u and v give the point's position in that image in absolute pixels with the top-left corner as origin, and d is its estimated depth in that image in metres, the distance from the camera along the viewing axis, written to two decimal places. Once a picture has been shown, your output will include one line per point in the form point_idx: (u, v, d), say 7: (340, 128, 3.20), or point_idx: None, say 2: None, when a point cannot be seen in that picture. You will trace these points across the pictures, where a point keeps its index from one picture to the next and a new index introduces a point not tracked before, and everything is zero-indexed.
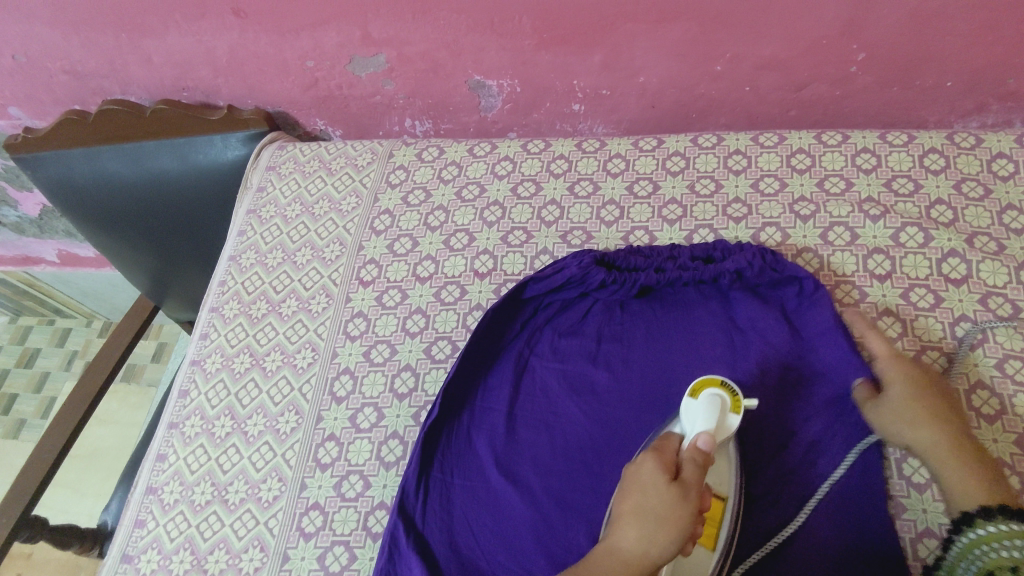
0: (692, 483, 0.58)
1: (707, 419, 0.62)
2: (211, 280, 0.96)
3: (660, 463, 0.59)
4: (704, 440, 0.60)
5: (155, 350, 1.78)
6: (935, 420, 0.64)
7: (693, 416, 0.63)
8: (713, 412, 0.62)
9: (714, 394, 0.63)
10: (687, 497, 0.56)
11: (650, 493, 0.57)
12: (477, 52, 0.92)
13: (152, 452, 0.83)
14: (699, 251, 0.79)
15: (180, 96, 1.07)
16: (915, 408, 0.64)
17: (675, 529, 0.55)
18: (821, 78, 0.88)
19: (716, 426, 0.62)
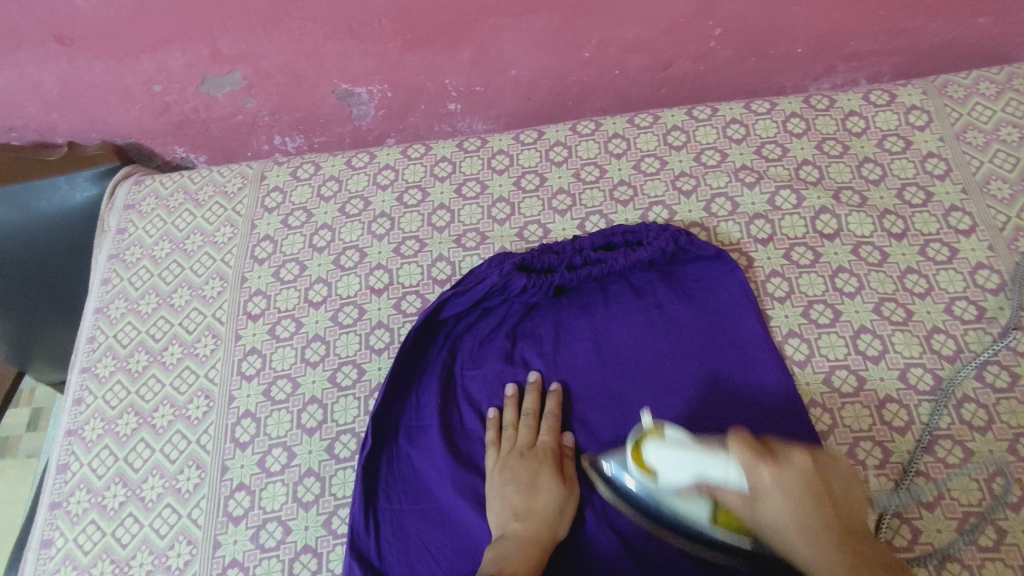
0: (820, 497, 0.53)
1: (679, 450, 0.57)
2: (77, 337, 0.86)
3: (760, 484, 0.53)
4: (770, 470, 0.53)
5: (29, 418, 1.62)
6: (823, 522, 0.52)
7: (664, 467, 0.58)
8: (682, 443, 0.58)
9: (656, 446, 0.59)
10: (805, 503, 0.53)
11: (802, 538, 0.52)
12: (340, 60, 0.88)
13: (34, 539, 0.74)
14: (599, 240, 0.80)
15: (9, 137, 0.96)
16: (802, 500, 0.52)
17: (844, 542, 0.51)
18: (684, 56, 0.91)
19: (696, 445, 0.57)
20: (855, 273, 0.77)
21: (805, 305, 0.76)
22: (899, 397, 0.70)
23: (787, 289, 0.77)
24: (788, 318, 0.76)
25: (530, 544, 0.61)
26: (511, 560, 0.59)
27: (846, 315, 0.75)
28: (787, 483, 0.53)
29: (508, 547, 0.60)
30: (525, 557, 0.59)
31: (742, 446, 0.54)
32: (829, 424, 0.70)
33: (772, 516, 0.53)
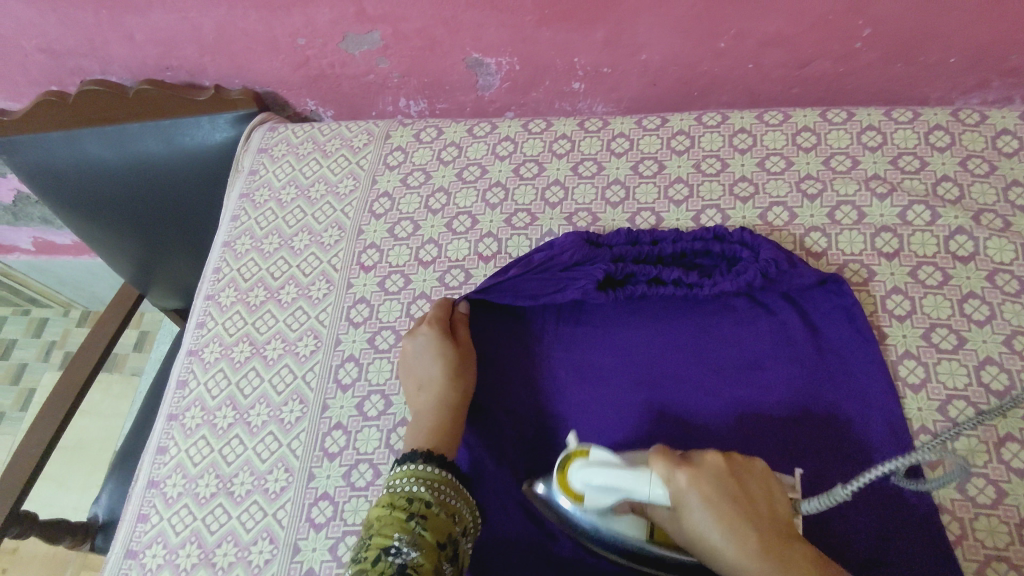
0: (733, 494, 0.54)
1: (612, 476, 0.57)
2: (205, 267, 0.92)
3: (681, 490, 0.54)
4: (688, 476, 0.54)
5: (137, 339, 1.76)
6: (740, 517, 0.53)
7: (601, 496, 0.58)
8: (613, 466, 0.58)
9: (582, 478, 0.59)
10: (734, 525, 0.52)
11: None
12: (475, 29, 0.89)
13: (151, 445, 0.80)
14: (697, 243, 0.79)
15: (163, 76, 1.03)
16: (719, 505, 0.53)
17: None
18: (826, 55, 0.87)
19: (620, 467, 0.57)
20: (987, 300, 0.73)
21: (927, 328, 0.72)
22: (1021, 437, 0.66)
23: (908, 308, 0.74)
24: (906, 338, 0.72)
25: (439, 408, 0.70)
26: (434, 428, 0.68)
27: (971, 343, 0.71)
28: (706, 491, 0.53)
29: (429, 416, 0.69)
30: (433, 425, 0.68)
31: (663, 456, 0.56)
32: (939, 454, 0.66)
33: (699, 521, 0.53)
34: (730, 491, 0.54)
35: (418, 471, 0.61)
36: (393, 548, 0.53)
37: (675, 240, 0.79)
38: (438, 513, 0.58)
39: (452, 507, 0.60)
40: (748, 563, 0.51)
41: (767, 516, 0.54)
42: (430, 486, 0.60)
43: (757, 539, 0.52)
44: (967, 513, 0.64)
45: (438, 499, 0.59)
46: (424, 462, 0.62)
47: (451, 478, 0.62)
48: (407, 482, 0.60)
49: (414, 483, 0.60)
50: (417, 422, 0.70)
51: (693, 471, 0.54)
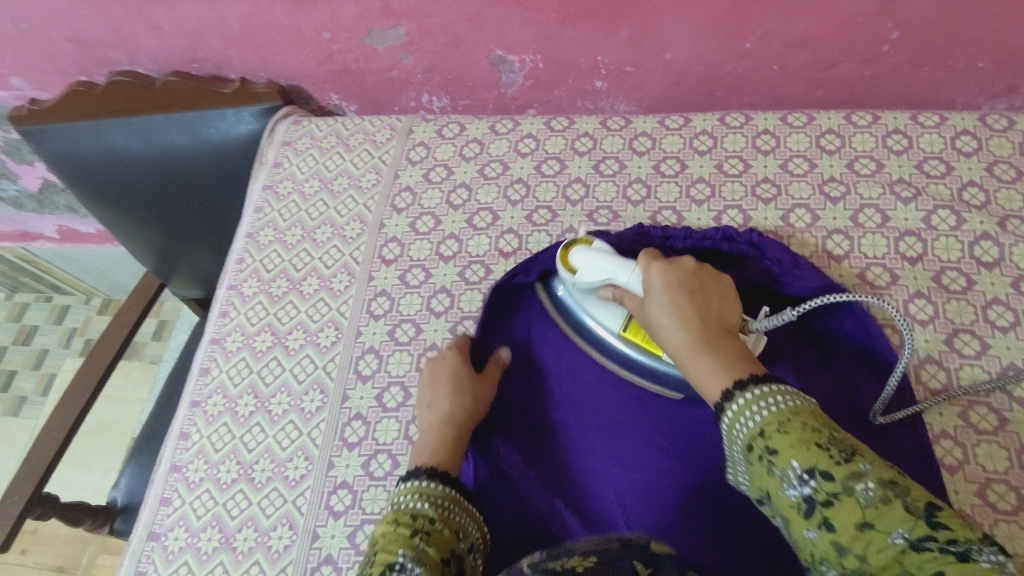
0: (691, 287, 0.64)
1: (600, 260, 0.71)
2: (228, 257, 0.93)
3: (651, 287, 0.65)
4: (658, 270, 0.66)
5: (156, 327, 1.78)
6: (686, 301, 0.63)
7: (588, 272, 0.72)
8: (605, 254, 0.71)
9: (581, 254, 0.73)
10: (686, 320, 0.62)
11: (695, 353, 0.60)
12: (500, 26, 0.90)
13: (173, 431, 0.81)
14: (707, 242, 0.78)
15: (190, 68, 1.04)
16: (672, 294, 0.63)
17: (716, 359, 0.58)
18: (851, 57, 0.87)
19: (613, 258, 0.71)
20: (1011, 306, 0.72)
21: (949, 333, 0.72)
22: None
23: (931, 313, 0.73)
24: (928, 343, 0.72)
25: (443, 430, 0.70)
26: (433, 448, 0.69)
27: (994, 349, 0.70)
28: (668, 279, 0.65)
29: (430, 435, 0.70)
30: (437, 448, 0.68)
31: (647, 260, 0.67)
32: (960, 459, 0.66)
33: (655, 315, 0.64)
34: (691, 287, 0.64)
35: (420, 488, 0.63)
36: (397, 564, 0.53)
37: (686, 237, 0.78)
38: (440, 528, 0.59)
39: (455, 524, 0.61)
40: (681, 347, 0.61)
41: (716, 319, 0.63)
42: (432, 502, 0.61)
43: (692, 327, 0.61)
44: (988, 518, 0.63)
45: (441, 516, 0.60)
46: (426, 480, 0.63)
47: (454, 494, 0.64)
48: (410, 499, 0.61)
49: (417, 500, 0.61)
50: (419, 442, 0.70)
51: (665, 272, 0.65)
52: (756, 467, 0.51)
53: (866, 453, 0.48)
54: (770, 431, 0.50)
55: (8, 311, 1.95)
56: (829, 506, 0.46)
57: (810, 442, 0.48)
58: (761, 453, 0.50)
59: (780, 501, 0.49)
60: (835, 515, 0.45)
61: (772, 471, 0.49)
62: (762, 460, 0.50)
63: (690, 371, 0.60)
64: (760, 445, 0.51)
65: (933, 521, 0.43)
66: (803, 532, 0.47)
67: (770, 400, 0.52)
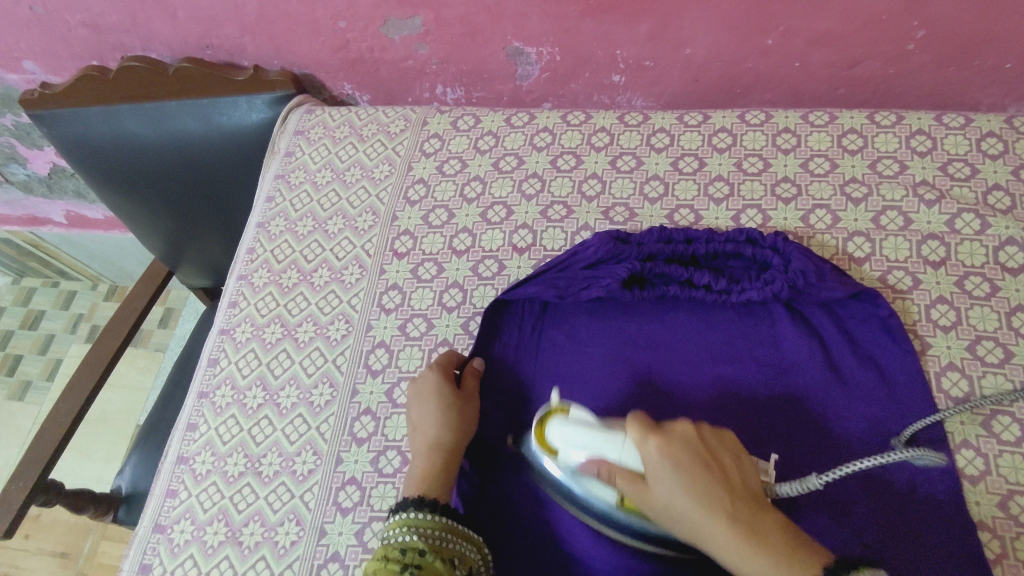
0: (704, 461, 0.54)
1: (586, 435, 0.61)
2: (238, 247, 0.92)
3: (652, 465, 0.54)
4: (656, 445, 0.55)
5: (162, 314, 1.78)
6: (698, 483, 0.53)
7: (568, 453, 0.62)
8: (587, 427, 0.61)
9: (557, 427, 0.63)
10: (704, 504, 0.52)
11: (733, 541, 0.51)
12: (518, 18, 0.88)
13: (181, 421, 0.81)
14: (729, 246, 0.76)
15: (203, 54, 1.03)
16: (673, 461, 0.54)
17: (761, 544, 0.50)
18: (876, 56, 0.85)
19: (600, 429, 0.61)
20: None
21: (972, 340, 0.71)
22: None
23: (953, 319, 0.72)
24: (949, 350, 0.71)
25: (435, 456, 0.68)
26: (418, 478, 0.67)
27: (1018, 358, 0.69)
28: (675, 456, 0.54)
29: (417, 462, 0.68)
30: (427, 475, 0.67)
31: (637, 430, 0.56)
32: (981, 470, 0.65)
33: (662, 493, 0.54)
34: (698, 461, 0.54)
35: (409, 521, 0.61)
36: None
37: (709, 240, 0.77)
38: (430, 561, 0.57)
39: (448, 553, 0.59)
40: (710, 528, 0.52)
41: (730, 484, 0.54)
42: (422, 534, 0.60)
43: (713, 501, 0.52)
44: (1008, 531, 0.62)
45: (432, 547, 0.59)
46: (415, 512, 0.62)
47: (447, 522, 0.62)
48: (399, 532, 0.60)
49: (407, 533, 0.60)
50: (411, 467, 0.69)
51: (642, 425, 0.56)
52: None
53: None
54: None
55: (15, 295, 1.94)
56: None
57: None
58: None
59: None
60: None
61: None
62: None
63: (726, 558, 0.51)
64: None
65: None
66: None
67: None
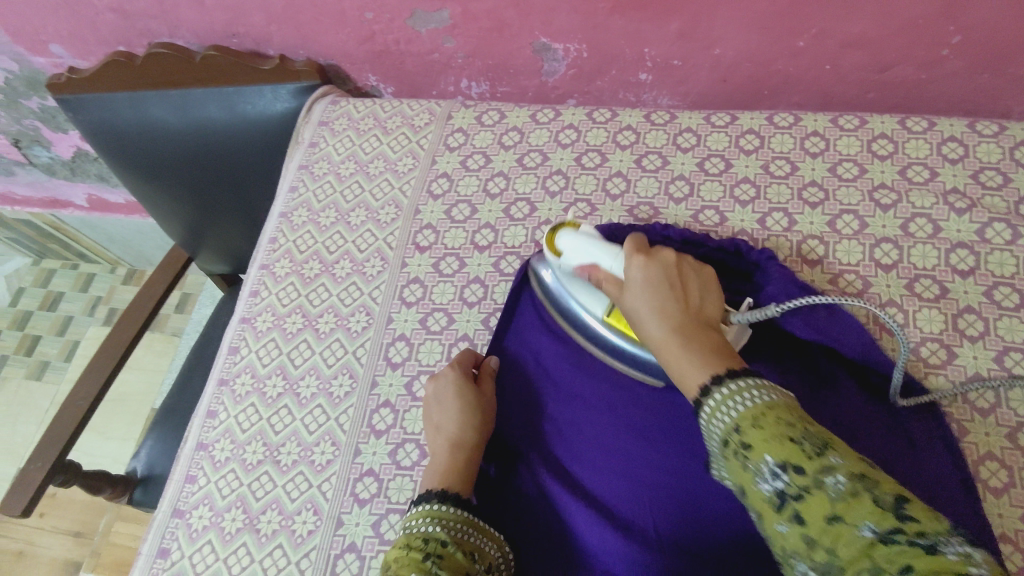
0: (670, 282, 0.60)
1: (583, 241, 0.69)
2: (261, 236, 0.93)
3: (630, 281, 0.61)
4: (639, 262, 0.61)
5: (179, 299, 1.79)
6: (662, 289, 0.59)
7: (574, 253, 0.69)
8: (590, 237, 0.69)
9: (564, 236, 0.71)
10: (665, 314, 0.57)
11: (674, 347, 0.55)
12: (547, 13, 0.88)
13: (201, 408, 0.81)
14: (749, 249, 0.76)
15: (230, 43, 1.04)
16: (647, 276, 0.60)
17: (696, 348, 0.54)
18: (909, 60, 0.84)
19: (600, 238, 0.68)
20: None
21: (1001, 351, 0.70)
22: None
23: (981, 329, 0.71)
24: (977, 360, 0.70)
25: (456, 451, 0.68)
26: (439, 472, 0.67)
27: None
28: (650, 271, 0.60)
29: (439, 457, 0.68)
30: (449, 470, 0.67)
31: (628, 248, 0.63)
32: (1006, 482, 0.64)
33: (635, 305, 0.60)
34: (667, 277, 0.60)
35: (432, 512, 0.62)
36: None
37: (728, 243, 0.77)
38: (453, 551, 0.59)
39: (470, 545, 0.61)
40: (659, 336, 0.56)
41: (694, 308, 0.58)
42: (444, 525, 0.61)
43: (672, 316, 0.57)
44: None
45: (455, 538, 0.60)
46: (438, 504, 0.63)
47: (468, 517, 0.63)
48: (422, 522, 0.61)
49: (429, 524, 0.61)
50: (431, 463, 0.69)
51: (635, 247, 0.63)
52: (730, 463, 0.47)
53: (842, 448, 0.43)
54: (746, 425, 0.45)
55: (35, 277, 1.97)
56: (800, 497, 0.41)
57: (782, 435, 0.43)
58: (735, 449, 0.46)
59: (754, 496, 0.44)
60: (805, 507, 0.41)
61: (746, 464, 0.45)
62: (737, 455, 0.46)
63: (673, 368, 0.55)
64: (734, 439, 0.46)
65: (901, 513, 0.38)
66: (776, 527, 0.43)
67: (748, 392, 0.47)
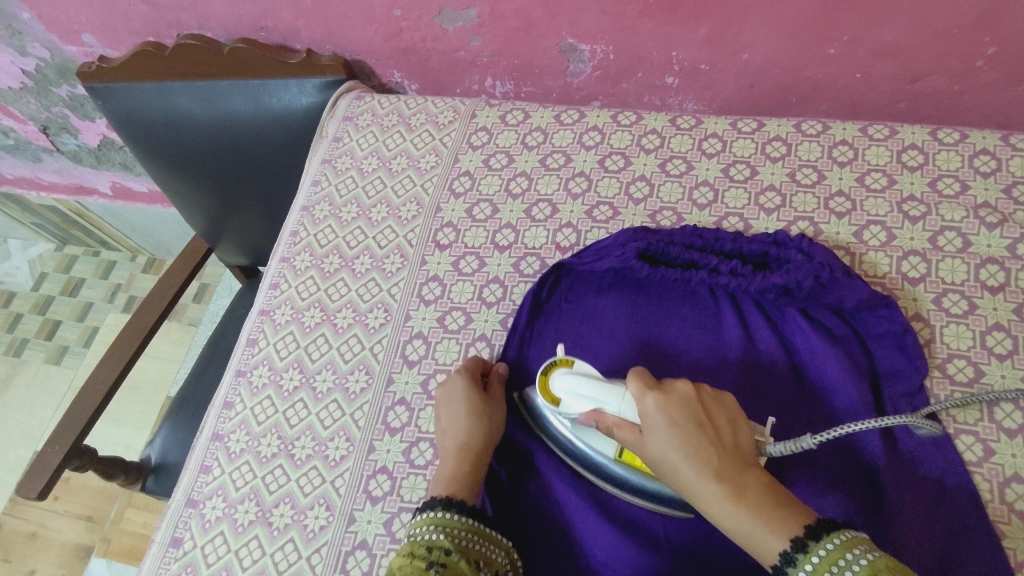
0: (698, 420, 0.57)
1: (585, 382, 0.64)
2: (282, 229, 0.93)
3: (653, 425, 0.57)
4: (656, 401, 0.58)
5: (197, 289, 1.81)
6: (699, 449, 0.56)
7: (570, 400, 0.64)
8: (585, 376, 0.65)
9: (562, 376, 0.66)
10: (708, 469, 0.55)
11: (721, 501, 0.53)
12: (575, 14, 0.87)
13: (218, 399, 0.82)
14: (755, 248, 0.76)
15: (258, 36, 1.04)
16: (682, 429, 0.56)
17: (749, 505, 0.53)
18: (942, 70, 0.83)
19: (598, 380, 0.63)
20: None
21: None
22: None
23: (1010, 347, 0.69)
24: (1004, 379, 0.68)
25: (462, 457, 0.68)
26: (446, 477, 0.67)
27: None
28: (671, 413, 0.57)
29: (446, 462, 0.68)
30: (457, 474, 0.67)
31: (638, 390, 0.59)
32: None
33: (659, 451, 0.57)
34: (694, 427, 0.56)
35: (435, 520, 0.62)
36: None
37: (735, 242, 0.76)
38: (455, 560, 0.58)
39: (473, 553, 0.60)
40: (698, 486, 0.55)
41: (734, 458, 0.56)
42: (449, 534, 0.61)
43: (719, 473, 0.54)
44: None
45: (457, 546, 0.60)
46: (442, 511, 0.63)
47: (473, 525, 0.63)
48: (426, 530, 0.61)
49: (433, 531, 0.61)
50: (439, 466, 0.69)
51: (638, 386, 0.60)
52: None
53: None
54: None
55: (57, 262, 1.99)
56: None
57: None
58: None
59: None
60: None
61: None
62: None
63: (721, 522, 0.54)
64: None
65: None
66: None
67: (850, 554, 0.49)
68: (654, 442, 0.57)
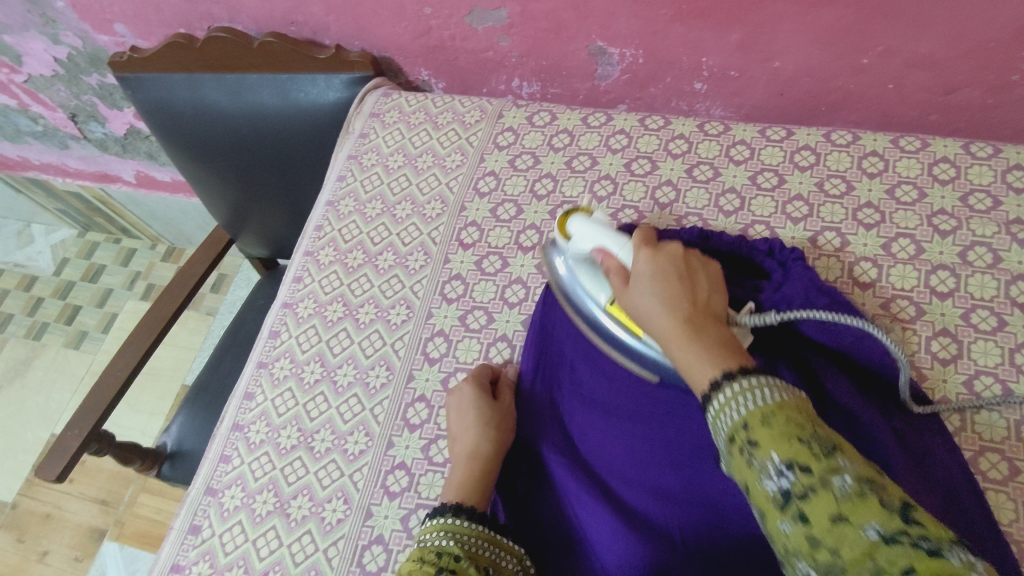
0: (678, 272, 0.60)
1: (595, 228, 0.68)
2: (307, 223, 0.94)
3: (638, 275, 0.61)
4: (646, 255, 0.61)
5: (215, 280, 1.82)
6: (670, 292, 0.58)
7: (582, 236, 0.69)
8: (602, 223, 0.69)
9: (577, 221, 0.70)
10: (673, 306, 0.56)
11: (681, 343, 0.54)
12: (606, 17, 0.87)
13: (239, 389, 0.82)
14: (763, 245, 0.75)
15: (288, 30, 1.05)
16: (655, 278, 0.59)
17: (704, 340, 0.53)
18: (978, 83, 0.82)
19: (609, 228, 0.68)
20: None
21: None
22: None
23: None
24: None
25: (470, 464, 0.68)
26: (456, 486, 0.67)
27: None
28: (658, 264, 0.60)
29: (455, 472, 0.68)
30: (466, 482, 0.67)
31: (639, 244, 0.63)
32: None
33: (637, 301, 0.60)
34: (674, 277, 0.59)
35: (444, 526, 0.62)
36: None
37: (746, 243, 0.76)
38: (465, 565, 0.58)
39: (482, 560, 0.60)
40: (665, 324, 0.56)
41: (701, 308, 0.57)
42: (458, 541, 0.60)
43: (686, 319, 0.55)
44: None
45: (467, 552, 0.60)
46: (451, 517, 0.62)
47: (483, 531, 0.63)
48: (435, 537, 0.60)
49: (442, 538, 0.60)
50: (449, 475, 0.69)
51: (641, 245, 0.63)
52: (735, 462, 0.45)
53: (852, 454, 0.41)
54: (755, 424, 0.44)
55: (79, 248, 2.02)
56: (807, 497, 0.39)
57: (791, 434, 0.42)
58: (740, 445, 0.44)
59: (757, 496, 0.43)
60: (812, 507, 0.39)
61: (751, 461, 0.43)
62: (742, 452, 0.44)
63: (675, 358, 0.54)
64: (740, 436, 0.44)
65: (906, 517, 0.37)
66: (777, 525, 0.41)
67: (758, 391, 0.45)
68: (635, 287, 0.60)
